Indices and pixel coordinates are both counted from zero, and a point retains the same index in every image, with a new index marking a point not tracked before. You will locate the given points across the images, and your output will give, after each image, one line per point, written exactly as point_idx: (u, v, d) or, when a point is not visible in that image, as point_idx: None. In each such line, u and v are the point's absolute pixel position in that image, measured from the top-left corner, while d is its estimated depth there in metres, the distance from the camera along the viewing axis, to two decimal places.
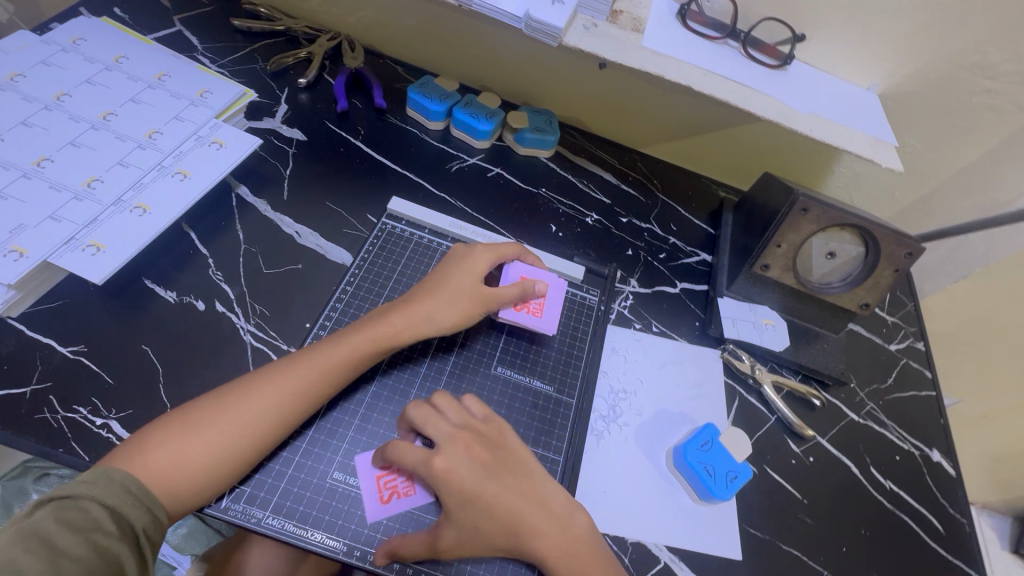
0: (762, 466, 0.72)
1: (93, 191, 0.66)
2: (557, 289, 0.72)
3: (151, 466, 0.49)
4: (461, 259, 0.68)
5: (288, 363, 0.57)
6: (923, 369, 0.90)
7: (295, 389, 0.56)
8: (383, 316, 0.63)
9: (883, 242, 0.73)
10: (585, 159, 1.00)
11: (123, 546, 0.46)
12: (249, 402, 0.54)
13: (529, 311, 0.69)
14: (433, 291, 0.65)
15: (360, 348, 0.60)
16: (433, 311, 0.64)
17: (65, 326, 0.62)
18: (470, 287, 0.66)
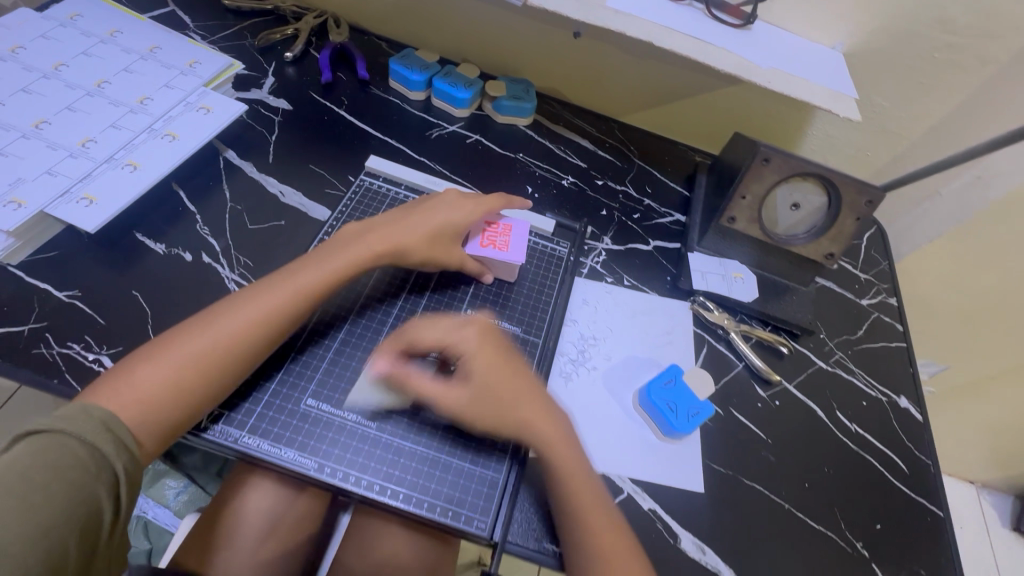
0: (727, 408, 0.75)
1: (88, 150, 0.71)
2: (521, 226, 0.75)
3: (138, 389, 0.52)
4: (449, 205, 0.72)
5: (267, 289, 0.61)
6: (895, 323, 0.91)
7: (271, 319, 0.59)
8: (357, 240, 0.67)
9: (843, 190, 0.75)
10: (563, 127, 1.03)
11: (98, 485, 0.47)
12: (230, 324, 0.57)
13: (495, 246, 0.72)
14: (404, 223, 0.70)
15: (335, 271, 0.64)
16: (407, 239, 0.68)
17: (61, 274, 0.66)
18: (445, 222, 0.71)
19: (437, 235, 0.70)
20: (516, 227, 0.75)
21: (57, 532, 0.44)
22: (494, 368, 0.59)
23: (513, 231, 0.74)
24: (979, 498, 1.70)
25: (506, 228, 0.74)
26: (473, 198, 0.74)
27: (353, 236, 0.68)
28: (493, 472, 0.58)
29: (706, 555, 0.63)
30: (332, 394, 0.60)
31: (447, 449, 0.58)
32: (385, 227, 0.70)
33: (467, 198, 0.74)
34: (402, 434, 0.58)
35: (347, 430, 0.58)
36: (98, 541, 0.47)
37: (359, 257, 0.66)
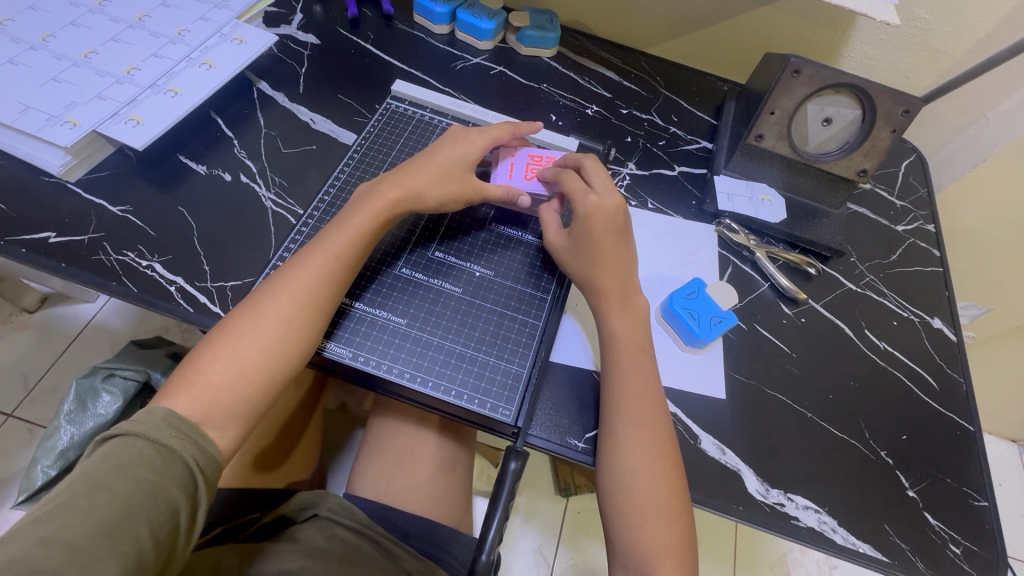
0: (751, 323, 0.75)
1: (132, 76, 0.75)
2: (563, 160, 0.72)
3: (205, 380, 0.53)
4: (458, 139, 0.69)
5: (295, 264, 0.58)
6: (932, 249, 0.88)
7: (310, 283, 0.57)
8: (375, 193, 0.63)
9: (878, 99, 0.73)
10: (588, 59, 1.02)
11: (168, 479, 0.47)
12: (267, 305, 0.56)
13: (540, 179, 0.70)
14: (422, 167, 0.65)
15: (359, 230, 0.61)
16: (421, 182, 0.64)
17: (114, 191, 0.71)
18: (453, 156, 0.67)
19: (455, 175, 0.66)
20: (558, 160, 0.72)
21: (131, 529, 0.44)
22: (595, 212, 0.63)
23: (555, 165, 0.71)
24: None
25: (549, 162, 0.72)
26: (478, 129, 0.71)
27: (369, 188, 0.64)
28: (517, 367, 0.61)
29: (726, 456, 0.64)
30: (370, 296, 0.62)
31: (474, 345, 0.61)
32: (400, 172, 0.65)
33: (484, 131, 0.70)
34: (430, 331, 0.61)
35: (379, 325, 0.61)
36: (177, 538, 0.47)
37: (375, 200, 0.62)
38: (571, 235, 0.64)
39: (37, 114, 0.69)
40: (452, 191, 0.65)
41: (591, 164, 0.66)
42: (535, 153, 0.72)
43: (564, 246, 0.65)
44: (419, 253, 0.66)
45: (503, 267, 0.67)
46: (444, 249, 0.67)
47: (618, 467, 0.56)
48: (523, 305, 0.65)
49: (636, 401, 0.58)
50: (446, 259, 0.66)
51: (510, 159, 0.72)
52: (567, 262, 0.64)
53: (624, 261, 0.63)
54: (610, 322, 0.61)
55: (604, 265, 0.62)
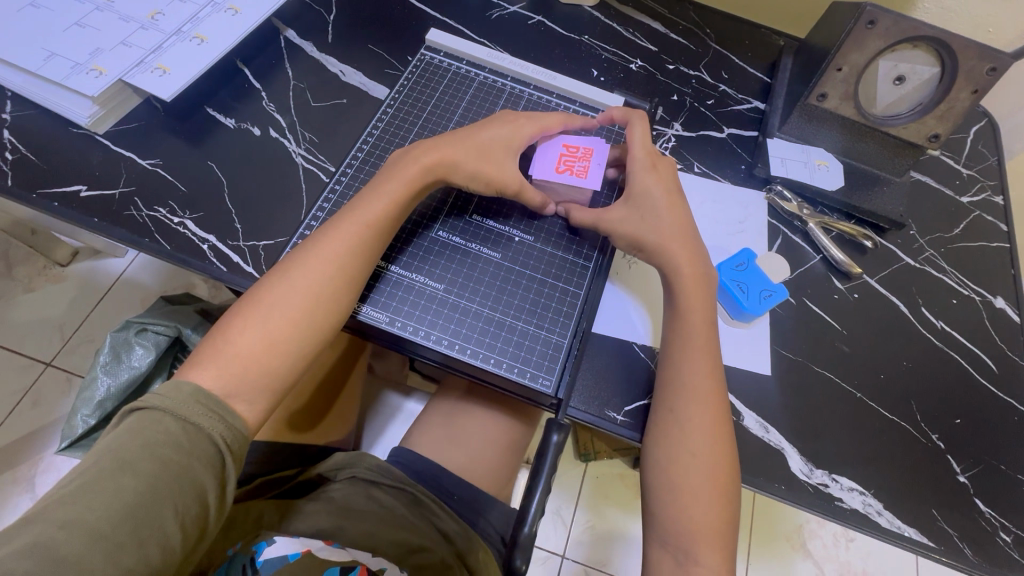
0: (801, 298, 0.71)
1: (157, 22, 0.71)
2: (604, 151, 0.64)
3: (233, 349, 0.53)
4: (504, 120, 0.64)
5: (326, 232, 0.56)
6: (999, 223, 0.82)
7: (342, 249, 0.55)
8: (410, 160, 0.60)
9: (962, 55, 0.66)
10: (633, 8, 0.95)
11: (194, 459, 0.47)
12: (298, 273, 0.54)
13: (572, 173, 0.62)
14: (460, 139, 0.62)
15: (392, 200, 0.58)
16: (458, 152, 0.60)
17: (143, 144, 0.69)
18: (496, 134, 0.63)
19: (493, 152, 0.62)
20: (598, 150, 0.64)
21: (155, 512, 0.44)
22: (649, 175, 0.61)
23: (594, 156, 0.63)
24: None
25: (587, 152, 0.64)
26: (529, 115, 0.66)
27: (404, 156, 0.61)
28: (558, 337, 0.58)
29: (770, 433, 0.62)
30: (407, 259, 0.60)
31: (513, 314, 0.59)
32: (435, 142, 0.62)
33: (529, 117, 0.65)
34: (468, 298, 0.59)
35: (417, 290, 0.59)
36: (207, 516, 0.47)
37: (408, 166, 0.59)
38: (630, 199, 0.61)
39: (63, 61, 0.66)
40: (488, 168, 0.61)
41: (640, 134, 0.62)
42: (573, 142, 0.65)
43: (623, 215, 0.61)
44: (457, 217, 0.63)
45: (542, 233, 0.64)
46: (483, 213, 0.64)
47: (678, 442, 0.55)
48: (564, 274, 0.62)
49: (695, 376, 0.56)
50: (483, 223, 0.63)
51: (543, 148, 0.65)
52: (630, 231, 0.60)
53: (686, 233, 0.60)
54: (684, 297, 0.58)
55: (668, 232, 0.59)
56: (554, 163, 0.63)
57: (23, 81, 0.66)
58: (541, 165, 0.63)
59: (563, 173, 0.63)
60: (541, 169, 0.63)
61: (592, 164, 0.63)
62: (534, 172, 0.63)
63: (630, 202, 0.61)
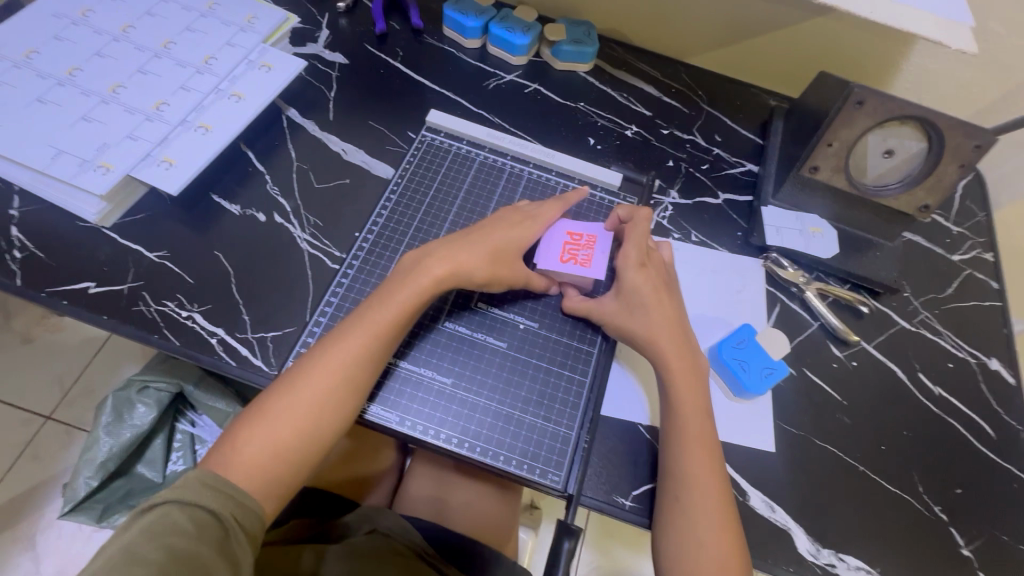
0: (801, 368, 0.72)
1: (162, 113, 0.72)
2: (607, 239, 0.67)
3: (244, 456, 0.53)
4: (510, 222, 0.66)
5: (336, 337, 0.57)
6: (990, 280, 0.84)
7: (353, 357, 0.56)
8: (420, 268, 0.61)
9: (948, 133, 0.68)
10: (626, 72, 0.97)
11: (202, 543, 0.47)
12: (309, 379, 0.55)
13: (576, 262, 0.65)
14: (470, 242, 0.63)
15: (402, 309, 0.58)
16: (470, 259, 0.61)
17: (149, 235, 0.70)
18: (508, 239, 0.64)
19: (505, 259, 0.63)
20: (601, 238, 0.67)
21: None
22: (639, 272, 0.63)
23: (597, 245, 0.66)
24: None
25: (590, 240, 0.67)
26: (530, 211, 0.67)
27: (412, 262, 0.62)
28: (565, 430, 0.59)
29: (776, 513, 0.63)
30: (413, 352, 0.61)
31: (520, 407, 0.60)
32: (444, 245, 0.63)
33: (528, 216, 0.67)
34: (477, 393, 0.60)
35: (425, 387, 0.60)
36: None
37: (420, 272, 0.60)
38: (620, 293, 0.64)
39: (69, 159, 0.67)
40: (498, 276, 0.62)
41: (636, 233, 0.65)
42: (575, 230, 0.68)
43: (612, 309, 0.64)
44: (462, 307, 0.64)
45: (547, 319, 0.65)
46: (487, 300, 0.65)
47: (686, 532, 0.55)
48: (569, 362, 0.63)
49: (696, 465, 0.57)
50: (489, 311, 0.65)
51: (547, 235, 0.68)
52: (620, 324, 0.63)
53: (678, 327, 0.62)
54: (676, 384, 0.60)
55: (658, 325, 0.61)
56: (558, 253, 0.66)
57: (31, 178, 0.67)
58: (546, 255, 0.66)
59: (567, 263, 0.65)
60: (547, 258, 0.65)
61: (595, 252, 0.66)
62: (538, 261, 0.65)
63: (623, 297, 0.63)
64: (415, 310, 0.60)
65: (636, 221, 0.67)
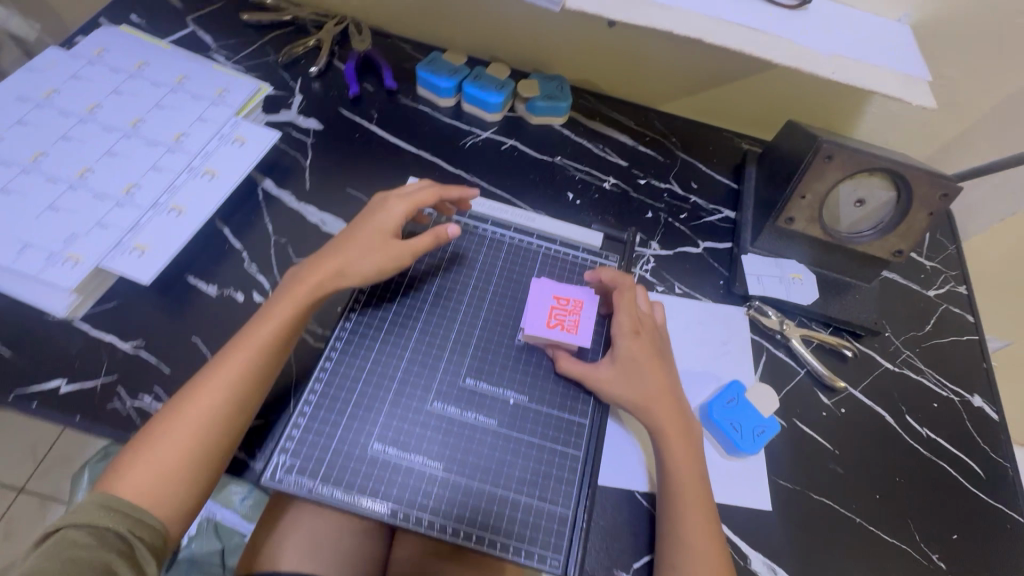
0: (791, 420, 0.73)
1: (133, 196, 0.71)
2: (593, 305, 0.68)
3: (135, 478, 0.52)
4: (370, 215, 0.68)
5: (232, 354, 0.59)
6: (966, 314, 0.86)
7: (245, 365, 0.58)
8: (294, 282, 0.63)
9: (915, 183, 0.70)
10: (600, 122, 0.98)
11: (103, 552, 0.48)
12: (204, 395, 0.56)
13: (563, 328, 0.65)
14: (344, 244, 0.65)
15: (280, 324, 0.61)
16: (339, 263, 0.64)
17: (122, 324, 0.68)
18: (369, 234, 0.66)
19: (372, 252, 0.65)
20: (587, 304, 0.68)
21: None
22: (633, 341, 0.64)
23: (584, 311, 0.67)
24: None
25: (576, 305, 0.68)
26: (401, 194, 0.70)
27: (292, 278, 0.64)
28: (562, 509, 0.58)
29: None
30: (401, 437, 0.60)
31: (515, 488, 0.59)
32: (322, 255, 0.65)
33: (401, 197, 0.69)
34: (469, 475, 0.59)
35: (417, 474, 0.58)
36: None
37: (300, 283, 0.63)
38: (616, 360, 0.64)
39: (36, 251, 0.65)
40: (370, 268, 0.64)
41: (625, 299, 0.66)
42: (562, 294, 0.68)
43: (608, 375, 0.63)
44: (451, 385, 0.63)
45: (537, 391, 0.65)
46: (476, 376, 0.64)
47: None
48: (563, 435, 0.62)
49: (699, 536, 0.56)
50: (477, 387, 0.64)
51: (534, 300, 0.68)
52: (618, 393, 0.62)
53: (669, 390, 0.63)
54: (671, 451, 0.60)
55: (653, 391, 0.62)
56: (545, 317, 0.66)
57: None
58: (533, 319, 0.66)
59: (554, 327, 0.66)
60: (534, 323, 0.65)
61: (581, 317, 0.67)
62: (526, 326, 0.65)
63: (619, 365, 0.63)
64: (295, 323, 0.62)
65: (621, 286, 0.68)
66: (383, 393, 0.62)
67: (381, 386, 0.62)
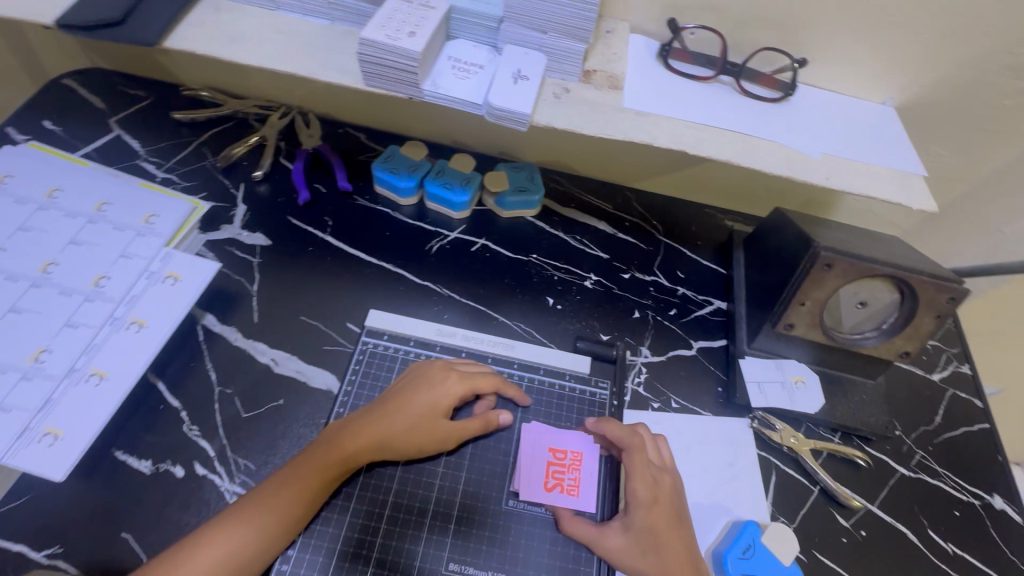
0: (811, 553, 0.66)
1: (42, 365, 0.60)
2: (592, 458, 0.63)
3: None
4: (432, 380, 0.62)
5: (251, 506, 0.54)
6: (973, 398, 0.82)
7: (270, 517, 0.54)
8: (332, 443, 0.57)
9: (920, 288, 0.65)
10: (575, 209, 0.92)
11: None
12: (221, 541, 0.52)
13: (563, 490, 0.60)
14: (392, 412, 0.60)
15: (304, 488, 0.55)
16: (389, 431, 0.59)
17: (35, 526, 0.57)
18: (436, 400, 0.61)
19: (427, 419, 0.60)
20: (587, 457, 0.63)
21: None
22: (651, 511, 0.57)
23: (584, 466, 0.62)
24: None
25: (575, 459, 0.63)
26: (462, 370, 0.65)
27: (329, 436, 0.58)
28: None
29: None
30: None
31: None
32: (369, 417, 0.59)
33: (463, 373, 0.64)
34: None
35: None
36: None
37: (340, 442, 0.57)
38: (629, 529, 0.57)
39: None
40: (417, 438, 0.59)
41: (639, 458, 0.59)
42: (558, 445, 0.63)
43: (621, 545, 0.56)
44: (433, 574, 0.56)
45: (530, 570, 0.57)
46: (461, 560, 0.57)
47: None
48: None
49: None
50: (464, 573, 0.57)
51: (529, 453, 0.62)
52: (631, 568, 0.55)
53: (691, 567, 0.55)
54: None
55: (674, 567, 0.54)
56: (543, 477, 0.61)
57: None
58: (530, 481, 0.60)
59: (553, 489, 0.61)
60: (531, 487, 0.60)
61: (581, 473, 0.62)
62: (523, 490, 0.60)
63: (632, 537, 0.56)
64: (325, 492, 0.57)
65: (627, 447, 0.60)
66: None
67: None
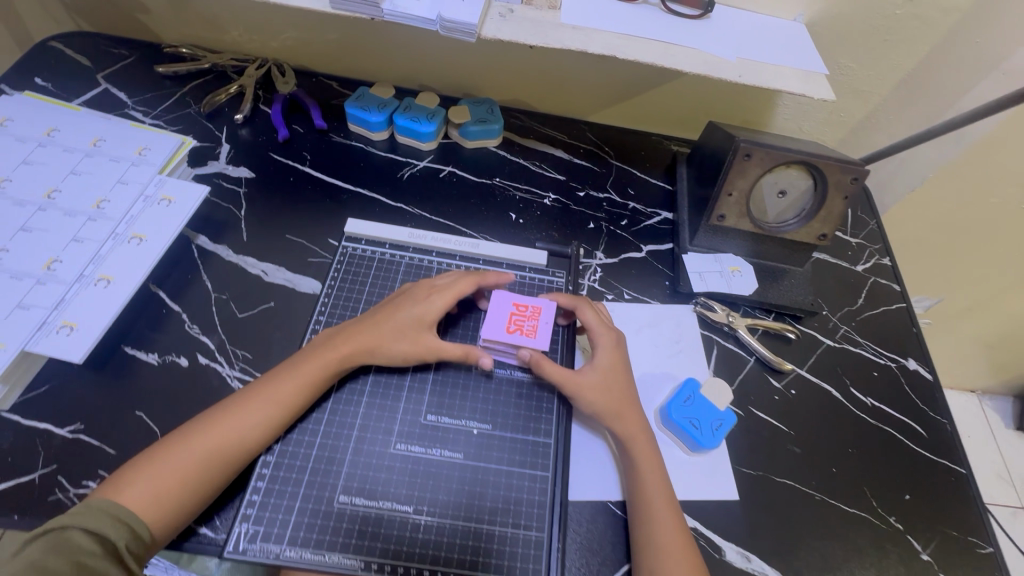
0: (747, 408, 0.76)
1: (55, 272, 0.68)
2: (551, 311, 0.69)
3: (147, 491, 0.53)
4: (417, 297, 0.68)
5: (255, 392, 0.61)
6: (892, 284, 0.92)
7: (272, 397, 0.61)
8: (329, 345, 0.65)
9: (828, 171, 0.75)
10: (533, 139, 1.01)
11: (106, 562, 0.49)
12: (229, 416, 0.59)
13: (522, 333, 0.67)
14: (381, 320, 0.66)
15: (304, 382, 0.62)
16: (376, 338, 0.65)
17: (58, 408, 0.64)
18: (421, 314, 0.67)
19: (410, 331, 0.66)
20: (546, 309, 0.69)
21: None
22: (610, 353, 0.68)
23: (542, 316, 0.69)
24: (981, 405, 1.74)
25: (535, 311, 0.69)
26: (442, 283, 0.70)
27: (324, 341, 0.66)
28: (536, 533, 0.60)
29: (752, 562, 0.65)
30: (355, 487, 0.60)
31: (488, 520, 0.60)
32: (361, 326, 0.67)
33: (446, 287, 0.69)
34: (440, 513, 0.59)
35: (388, 521, 0.58)
36: None
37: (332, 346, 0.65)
38: (596, 369, 0.66)
39: None
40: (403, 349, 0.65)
41: (590, 313, 0.70)
42: (522, 300, 0.70)
43: (591, 380, 0.65)
44: (412, 424, 0.64)
45: (499, 418, 0.66)
46: (437, 412, 0.65)
47: None
48: (528, 459, 0.64)
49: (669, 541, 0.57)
50: (440, 422, 0.65)
51: (494, 305, 0.69)
52: (594, 401, 0.64)
53: (630, 406, 0.66)
54: (636, 463, 0.62)
55: (626, 402, 0.65)
56: (505, 322, 0.68)
57: None
58: (494, 325, 0.68)
59: (514, 333, 0.67)
60: (493, 330, 0.67)
61: (540, 321, 0.68)
62: (485, 332, 0.67)
63: (594, 375, 0.66)
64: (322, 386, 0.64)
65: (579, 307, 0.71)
66: (342, 446, 0.62)
67: (342, 438, 0.63)
